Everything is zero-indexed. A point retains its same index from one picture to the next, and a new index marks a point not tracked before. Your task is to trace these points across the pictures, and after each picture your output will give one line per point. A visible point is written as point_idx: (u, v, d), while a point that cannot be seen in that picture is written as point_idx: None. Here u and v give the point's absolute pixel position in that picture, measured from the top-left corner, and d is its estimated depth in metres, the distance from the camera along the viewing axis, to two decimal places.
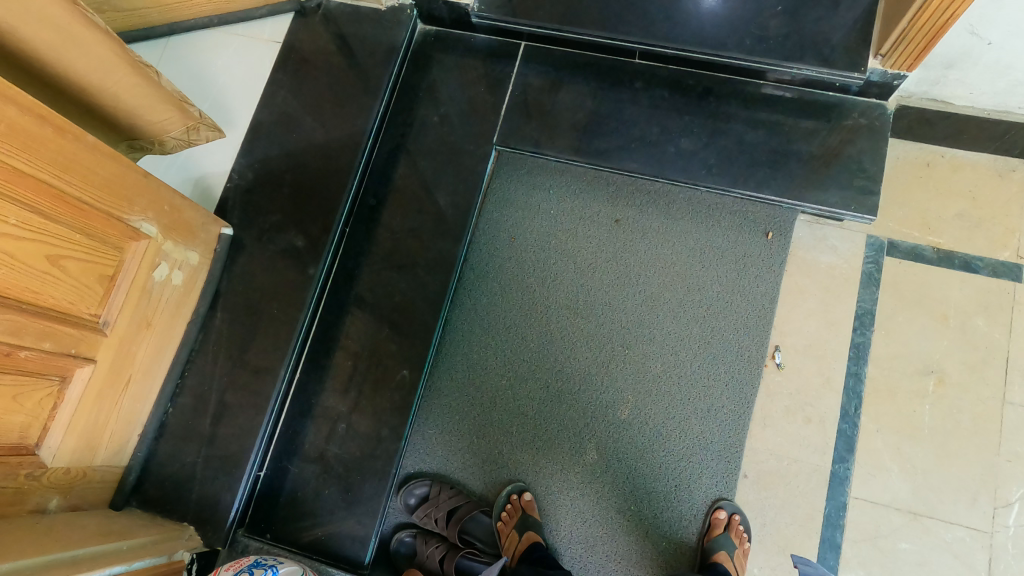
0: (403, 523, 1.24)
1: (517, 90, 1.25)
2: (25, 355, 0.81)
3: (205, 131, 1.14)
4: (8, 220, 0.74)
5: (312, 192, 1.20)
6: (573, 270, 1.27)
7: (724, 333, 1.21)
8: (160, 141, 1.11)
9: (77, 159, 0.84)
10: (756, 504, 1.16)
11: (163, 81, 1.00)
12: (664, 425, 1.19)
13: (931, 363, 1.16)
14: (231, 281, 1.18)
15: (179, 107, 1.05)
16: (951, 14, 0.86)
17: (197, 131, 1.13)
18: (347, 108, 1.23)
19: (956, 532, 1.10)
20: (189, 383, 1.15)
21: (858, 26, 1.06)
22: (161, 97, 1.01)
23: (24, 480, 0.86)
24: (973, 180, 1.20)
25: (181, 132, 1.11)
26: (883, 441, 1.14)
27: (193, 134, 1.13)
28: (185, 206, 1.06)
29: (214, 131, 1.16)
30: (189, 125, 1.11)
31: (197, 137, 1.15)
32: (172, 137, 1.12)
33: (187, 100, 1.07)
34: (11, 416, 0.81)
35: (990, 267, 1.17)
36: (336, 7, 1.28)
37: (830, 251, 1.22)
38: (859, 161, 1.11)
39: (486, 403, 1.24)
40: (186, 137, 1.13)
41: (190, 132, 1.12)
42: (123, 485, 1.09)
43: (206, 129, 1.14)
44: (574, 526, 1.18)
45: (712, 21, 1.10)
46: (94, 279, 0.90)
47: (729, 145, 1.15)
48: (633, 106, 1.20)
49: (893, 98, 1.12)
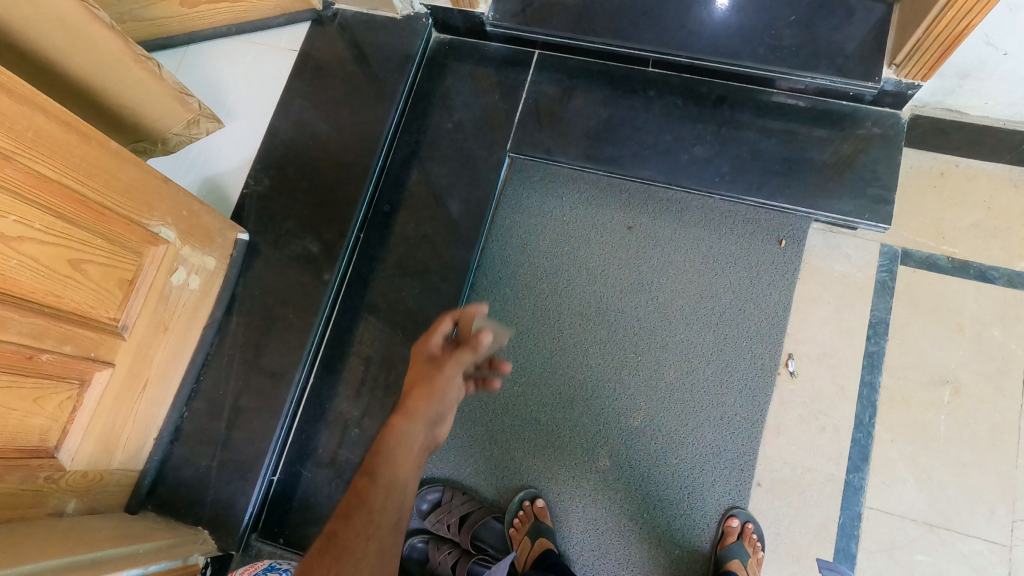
0: (416, 529, 1.25)
1: (529, 98, 1.26)
2: (46, 358, 0.82)
3: (205, 123, 1.21)
4: (33, 224, 0.75)
5: (327, 198, 1.21)
6: (586, 277, 1.27)
7: (737, 340, 1.21)
8: (163, 140, 1.16)
9: (100, 166, 0.85)
10: (769, 513, 1.15)
11: (164, 74, 1.05)
12: (676, 432, 1.19)
13: (947, 373, 1.15)
14: (246, 286, 1.19)
15: (179, 99, 1.11)
16: (967, 24, 0.87)
17: (197, 124, 1.19)
18: (361, 115, 1.24)
19: (974, 545, 1.09)
20: (205, 387, 1.16)
21: (873, 35, 1.05)
22: (163, 90, 1.07)
23: (43, 482, 0.86)
24: (988, 189, 1.20)
25: (183, 127, 1.17)
26: (898, 451, 1.14)
27: (194, 128, 1.19)
28: (202, 211, 1.07)
29: (215, 122, 1.22)
30: (190, 117, 1.17)
31: (198, 131, 1.21)
32: (175, 134, 1.17)
33: (186, 91, 1.12)
34: (32, 419, 0.83)
35: (1006, 277, 1.17)
36: (352, 16, 1.29)
37: (844, 259, 1.22)
38: (873, 168, 1.12)
39: (498, 409, 1.24)
40: (187, 131, 1.19)
41: (191, 126, 1.18)
42: (140, 488, 1.09)
43: (207, 121, 1.20)
44: (585, 534, 1.18)
45: (726, 30, 1.11)
46: (114, 283, 0.91)
47: (743, 153, 1.16)
48: (646, 115, 1.21)
49: (908, 107, 1.13)
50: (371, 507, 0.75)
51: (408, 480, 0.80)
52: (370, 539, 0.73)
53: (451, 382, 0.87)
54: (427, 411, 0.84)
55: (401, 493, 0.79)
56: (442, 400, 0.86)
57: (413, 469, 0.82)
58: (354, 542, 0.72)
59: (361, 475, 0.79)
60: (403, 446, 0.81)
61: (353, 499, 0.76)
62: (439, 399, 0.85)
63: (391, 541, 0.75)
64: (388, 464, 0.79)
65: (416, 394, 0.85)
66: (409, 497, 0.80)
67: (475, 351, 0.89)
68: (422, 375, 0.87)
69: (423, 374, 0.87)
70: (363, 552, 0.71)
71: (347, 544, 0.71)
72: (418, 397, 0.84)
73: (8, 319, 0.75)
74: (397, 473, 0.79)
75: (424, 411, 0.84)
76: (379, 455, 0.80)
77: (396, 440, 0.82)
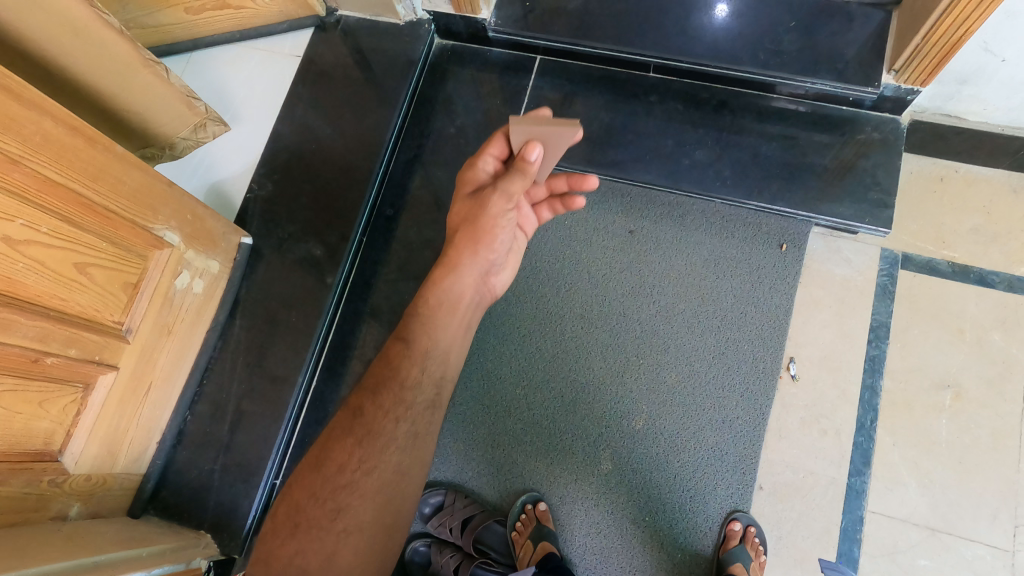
0: (418, 532, 1.24)
1: (531, 103, 1.27)
2: (51, 361, 0.82)
3: (211, 127, 1.21)
4: (39, 228, 0.76)
5: (330, 202, 1.22)
6: (588, 280, 1.28)
7: (739, 343, 1.21)
8: (171, 144, 1.18)
9: (106, 170, 0.86)
10: (772, 517, 1.15)
11: (172, 78, 1.06)
12: (678, 436, 1.19)
13: (948, 377, 1.16)
14: (249, 290, 1.19)
15: (186, 103, 1.11)
16: (965, 30, 0.88)
17: (204, 128, 1.20)
18: (364, 119, 1.25)
19: (976, 550, 1.09)
20: (208, 391, 1.16)
21: (872, 40, 1.06)
22: (170, 94, 1.07)
23: (47, 486, 0.87)
24: (988, 195, 1.20)
25: (190, 131, 1.18)
26: (900, 455, 1.14)
27: (201, 132, 1.20)
28: (206, 215, 1.07)
29: (221, 125, 1.23)
30: (197, 121, 1.17)
31: (205, 135, 1.22)
32: (182, 138, 1.19)
33: (194, 96, 1.12)
34: (37, 422, 0.83)
35: (1006, 282, 1.17)
36: (355, 21, 1.30)
37: (844, 263, 1.23)
38: (873, 173, 1.13)
39: (500, 412, 1.25)
40: (194, 135, 1.20)
41: (198, 130, 1.19)
42: (142, 492, 1.09)
43: (213, 124, 1.21)
44: (588, 537, 1.18)
45: (726, 35, 1.12)
46: (118, 286, 0.92)
47: (743, 158, 1.17)
48: (648, 120, 1.22)
49: (907, 112, 1.13)
50: (402, 383, 0.87)
51: (444, 347, 0.92)
52: (399, 421, 0.85)
53: (495, 216, 0.89)
54: (473, 251, 0.91)
55: (435, 364, 0.90)
56: (489, 237, 0.91)
57: (454, 329, 0.94)
58: (380, 427, 0.84)
59: (397, 341, 0.90)
60: (442, 308, 0.91)
61: (385, 378, 0.87)
62: (484, 237, 0.90)
63: (421, 419, 0.88)
64: (425, 333, 0.90)
65: (462, 234, 0.90)
66: (444, 368, 0.92)
67: (519, 179, 0.83)
68: (467, 212, 0.91)
69: (467, 212, 0.91)
70: (391, 433, 0.84)
71: (374, 427, 0.84)
72: (464, 238, 0.90)
73: (13, 322, 0.75)
74: (431, 344, 0.90)
75: (471, 251, 0.91)
76: (417, 321, 0.90)
77: (436, 301, 0.91)
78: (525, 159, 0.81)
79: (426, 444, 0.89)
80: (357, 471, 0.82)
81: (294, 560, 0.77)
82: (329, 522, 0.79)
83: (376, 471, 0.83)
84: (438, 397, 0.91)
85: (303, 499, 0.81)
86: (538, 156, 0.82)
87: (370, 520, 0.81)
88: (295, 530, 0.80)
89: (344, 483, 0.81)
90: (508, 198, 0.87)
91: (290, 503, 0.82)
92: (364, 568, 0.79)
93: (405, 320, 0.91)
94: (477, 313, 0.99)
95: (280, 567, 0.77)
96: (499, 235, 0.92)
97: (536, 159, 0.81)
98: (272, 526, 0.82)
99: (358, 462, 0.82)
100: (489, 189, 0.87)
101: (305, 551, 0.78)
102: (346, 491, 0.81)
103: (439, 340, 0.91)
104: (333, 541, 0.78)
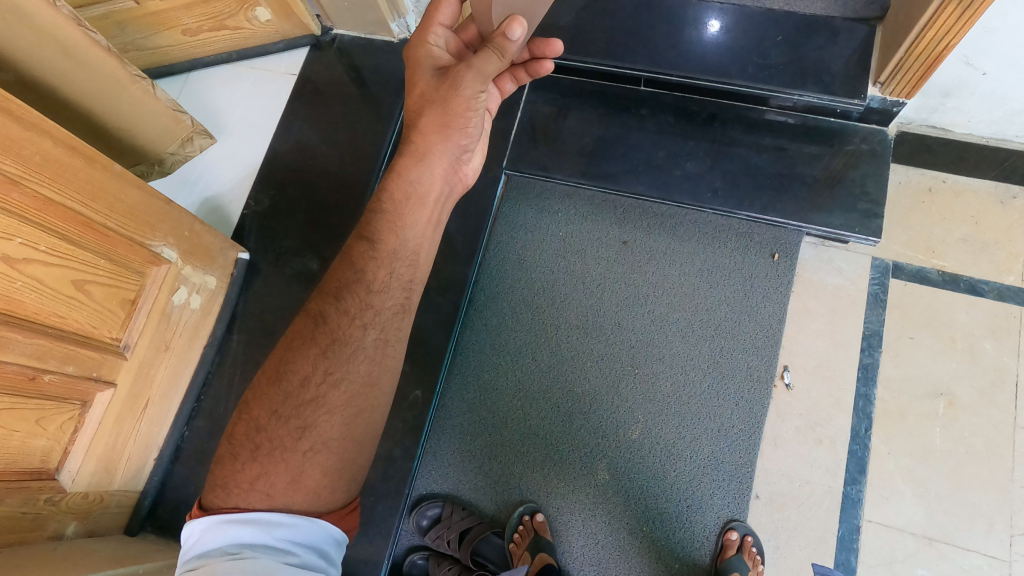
0: (415, 546, 1.24)
1: (525, 118, 1.30)
2: (49, 379, 0.83)
3: (197, 140, 1.24)
4: (39, 246, 0.77)
5: (327, 216, 1.23)
6: (583, 291, 1.29)
7: (734, 352, 1.22)
8: (160, 160, 1.19)
9: (104, 187, 0.87)
10: (769, 526, 1.16)
11: (160, 94, 1.08)
12: (674, 444, 1.20)
13: (941, 386, 1.17)
14: (247, 305, 1.20)
15: (173, 116, 1.13)
16: (945, 45, 0.90)
17: (191, 142, 1.22)
18: (360, 135, 1.27)
19: (973, 559, 1.09)
20: (205, 406, 1.16)
21: (858, 54, 1.08)
22: (157, 108, 1.09)
23: (43, 504, 0.87)
24: (975, 206, 1.22)
25: (177, 145, 1.20)
26: (895, 464, 1.15)
27: (188, 146, 1.22)
28: (203, 231, 1.08)
29: (208, 138, 1.25)
30: (184, 135, 1.20)
31: (192, 149, 1.24)
32: (171, 154, 1.21)
33: (181, 110, 1.14)
34: (34, 441, 0.83)
35: (996, 291, 1.19)
36: (350, 39, 1.32)
37: (837, 272, 1.24)
38: (862, 184, 1.15)
39: (497, 423, 1.25)
40: (181, 150, 1.22)
41: (185, 144, 1.21)
42: (139, 510, 1.09)
43: (199, 138, 1.23)
44: (586, 547, 1.18)
45: (714, 50, 1.14)
46: (117, 302, 0.93)
47: (735, 169, 1.18)
48: (639, 132, 1.24)
49: (894, 124, 1.15)
50: (369, 286, 0.82)
51: (413, 246, 0.86)
52: (367, 328, 0.82)
53: (468, 99, 0.82)
54: (442, 136, 0.85)
55: (404, 266, 0.85)
56: (460, 121, 0.84)
57: (424, 223, 0.87)
58: (346, 334, 0.81)
59: (362, 241, 0.84)
60: (410, 202, 0.86)
61: (349, 282, 0.82)
62: (455, 121, 0.83)
63: (390, 324, 0.84)
64: (393, 233, 0.84)
65: (428, 116, 0.83)
66: (414, 270, 0.86)
67: (496, 59, 0.78)
68: (433, 92, 0.83)
69: (434, 93, 0.83)
70: (359, 341, 0.81)
71: (339, 336, 0.80)
72: (431, 123, 0.84)
73: (10, 341, 0.76)
74: (398, 243, 0.84)
75: (440, 136, 0.85)
76: (378, 218, 0.84)
77: (403, 194, 0.86)
78: (504, 35, 0.76)
79: (398, 351, 0.85)
80: (323, 385, 0.79)
81: (255, 484, 0.74)
82: (295, 441, 0.77)
83: (343, 382, 0.79)
84: (409, 302, 0.87)
85: (263, 416, 0.78)
86: (520, 37, 0.76)
87: (337, 436, 0.79)
88: (255, 452, 0.76)
89: (309, 398, 0.79)
90: (483, 79, 0.80)
91: (250, 422, 0.79)
92: (334, 486, 0.77)
93: (367, 218, 0.85)
94: (446, 208, 0.92)
95: (239, 491, 0.74)
96: (472, 120, 0.85)
97: (518, 38, 0.76)
98: (228, 448, 0.78)
99: (324, 373, 0.79)
100: (460, 67, 0.80)
101: (269, 474, 0.75)
102: (311, 406, 0.78)
103: (407, 238, 0.85)
104: (299, 460, 0.76)
